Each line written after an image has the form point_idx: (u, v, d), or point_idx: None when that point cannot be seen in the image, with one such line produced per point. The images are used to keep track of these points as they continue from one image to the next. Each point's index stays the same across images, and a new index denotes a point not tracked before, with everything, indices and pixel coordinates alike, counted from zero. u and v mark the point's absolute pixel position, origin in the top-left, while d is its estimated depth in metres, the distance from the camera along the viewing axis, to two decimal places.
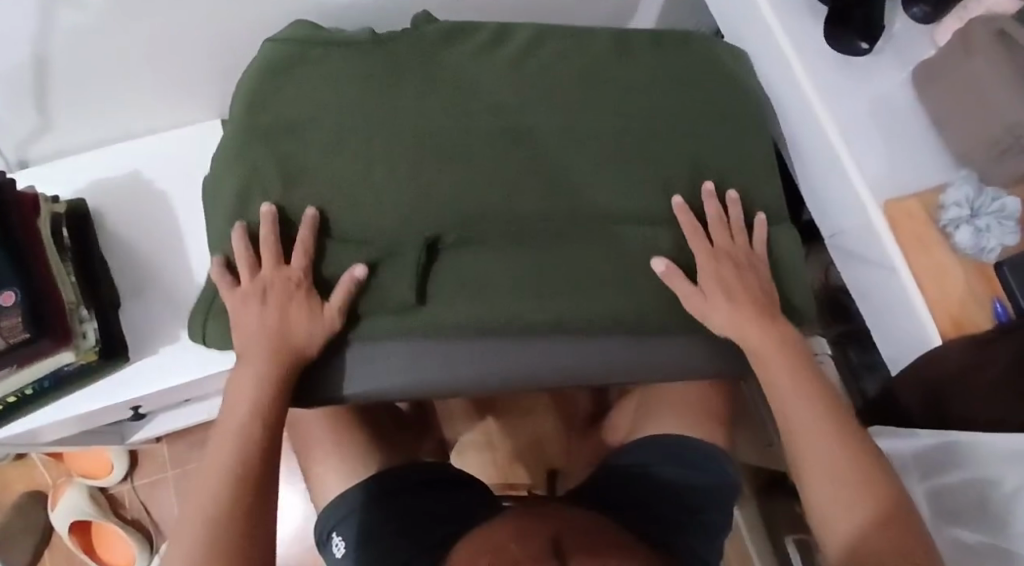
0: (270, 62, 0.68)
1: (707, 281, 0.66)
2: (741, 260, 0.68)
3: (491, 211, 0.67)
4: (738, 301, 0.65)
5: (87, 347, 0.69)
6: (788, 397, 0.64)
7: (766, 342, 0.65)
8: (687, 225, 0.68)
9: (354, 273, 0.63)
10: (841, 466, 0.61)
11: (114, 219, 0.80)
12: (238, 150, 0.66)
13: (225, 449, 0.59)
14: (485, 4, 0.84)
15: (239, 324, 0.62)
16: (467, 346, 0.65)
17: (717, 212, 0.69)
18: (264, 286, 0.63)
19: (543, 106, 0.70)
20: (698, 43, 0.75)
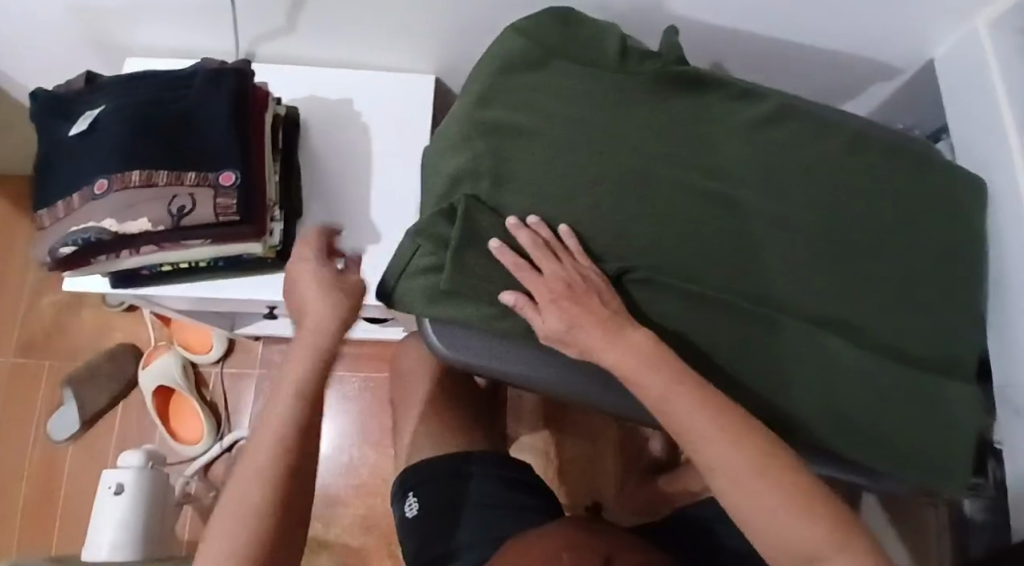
0: (516, 61, 0.71)
1: (554, 309, 0.60)
2: (574, 280, 0.61)
3: (683, 255, 0.66)
4: (580, 323, 0.59)
5: (272, 244, 0.72)
6: (712, 433, 0.55)
7: (660, 382, 0.56)
8: (508, 261, 0.62)
9: (364, 279, 0.65)
10: (769, 506, 0.53)
11: (317, 133, 0.84)
12: (459, 134, 0.69)
13: (299, 364, 0.60)
14: (727, 40, 0.84)
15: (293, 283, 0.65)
16: (616, 388, 0.66)
17: (534, 235, 0.63)
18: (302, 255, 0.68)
19: (762, 163, 0.70)
20: (930, 152, 0.73)
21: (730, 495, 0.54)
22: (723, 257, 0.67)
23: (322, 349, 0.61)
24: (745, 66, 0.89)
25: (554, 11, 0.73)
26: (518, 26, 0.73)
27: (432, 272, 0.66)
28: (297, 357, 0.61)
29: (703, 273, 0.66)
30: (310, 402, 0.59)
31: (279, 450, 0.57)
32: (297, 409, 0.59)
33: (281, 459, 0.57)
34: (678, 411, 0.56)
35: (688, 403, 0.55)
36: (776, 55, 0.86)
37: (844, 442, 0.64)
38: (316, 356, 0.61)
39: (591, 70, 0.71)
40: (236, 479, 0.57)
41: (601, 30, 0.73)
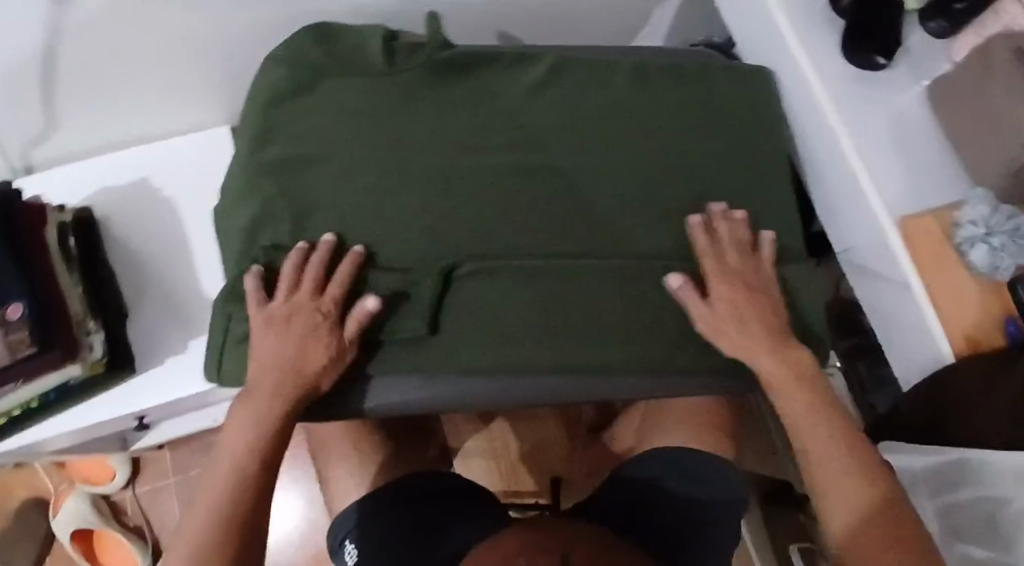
0: (278, 88, 0.66)
1: (721, 298, 0.63)
2: (750, 277, 0.64)
3: (506, 236, 0.64)
4: (761, 317, 0.63)
5: (94, 359, 0.68)
6: (799, 411, 0.62)
7: (781, 369, 0.62)
8: (704, 248, 0.64)
9: (366, 305, 0.59)
10: (843, 484, 0.58)
11: (120, 227, 0.79)
12: (244, 183, 0.64)
13: (247, 418, 0.58)
14: (498, 16, 0.83)
15: (259, 347, 0.59)
16: (488, 386, 0.63)
17: (734, 229, 0.66)
18: (292, 311, 0.59)
19: (558, 117, 0.68)
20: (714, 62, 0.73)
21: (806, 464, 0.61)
22: (548, 221, 0.65)
23: (271, 407, 0.58)
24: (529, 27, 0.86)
25: (307, 30, 0.67)
26: (275, 55, 0.67)
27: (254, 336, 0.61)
28: (249, 408, 0.59)
29: (530, 242, 0.65)
30: (255, 460, 0.58)
31: (216, 508, 0.56)
32: (242, 469, 0.57)
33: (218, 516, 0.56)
34: (785, 398, 0.62)
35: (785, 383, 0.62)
36: (555, 11, 0.84)
37: (713, 359, 0.66)
38: (268, 415, 0.58)
39: (362, 79, 0.66)
40: (179, 529, 0.57)
41: (362, 37, 0.68)
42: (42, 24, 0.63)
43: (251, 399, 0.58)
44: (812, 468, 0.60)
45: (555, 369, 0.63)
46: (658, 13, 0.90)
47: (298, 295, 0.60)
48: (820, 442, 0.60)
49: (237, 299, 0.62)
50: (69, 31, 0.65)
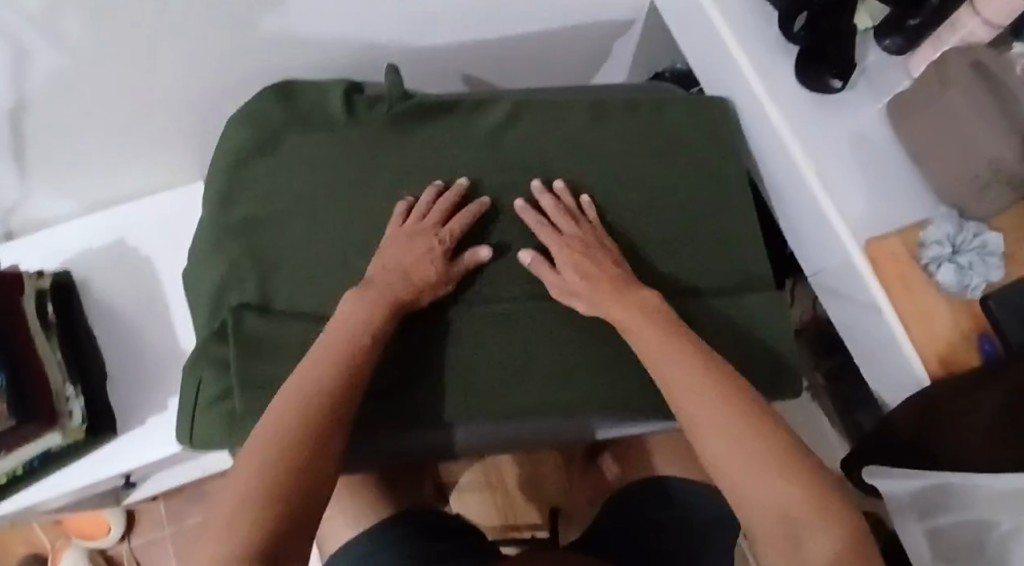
0: (243, 149, 0.68)
1: (568, 264, 0.62)
2: (591, 241, 0.64)
3: (472, 283, 0.65)
4: (599, 277, 0.62)
5: (74, 426, 0.69)
6: (676, 385, 0.55)
7: (654, 336, 0.58)
8: (554, 218, 0.65)
9: (479, 253, 0.64)
10: (766, 482, 0.51)
11: (100, 288, 0.80)
12: (213, 244, 0.66)
13: (341, 329, 0.56)
14: (459, 56, 0.84)
15: (387, 252, 0.62)
16: (492, 425, 0.65)
17: (558, 202, 0.66)
18: (416, 232, 0.63)
19: (520, 159, 0.69)
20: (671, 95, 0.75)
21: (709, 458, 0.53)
22: (513, 266, 0.66)
23: (361, 314, 0.57)
24: (493, 68, 0.89)
25: (268, 91, 0.69)
26: (237, 118, 0.69)
27: (225, 397, 0.61)
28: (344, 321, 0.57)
29: (497, 288, 0.66)
30: (344, 364, 0.54)
31: (290, 423, 0.50)
32: (321, 379, 0.53)
33: (287, 442, 0.49)
34: (664, 373, 0.56)
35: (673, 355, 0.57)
36: (517, 51, 0.86)
37: None
38: (371, 320, 0.57)
39: (322, 133, 0.68)
40: (236, 470, 0.50)
41: (321, 93, 0.70)
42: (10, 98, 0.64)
43: (350, 312, 0.57)
44: (724, 469, 0.52)
45: (531, 411, 0.64)
46: (620, 43, 0.91)
47: (418, 219, 0.63)
48: (712, 428, 0.53)
49: (207, 360, 0.62)
50: (39, 103, 0.66)
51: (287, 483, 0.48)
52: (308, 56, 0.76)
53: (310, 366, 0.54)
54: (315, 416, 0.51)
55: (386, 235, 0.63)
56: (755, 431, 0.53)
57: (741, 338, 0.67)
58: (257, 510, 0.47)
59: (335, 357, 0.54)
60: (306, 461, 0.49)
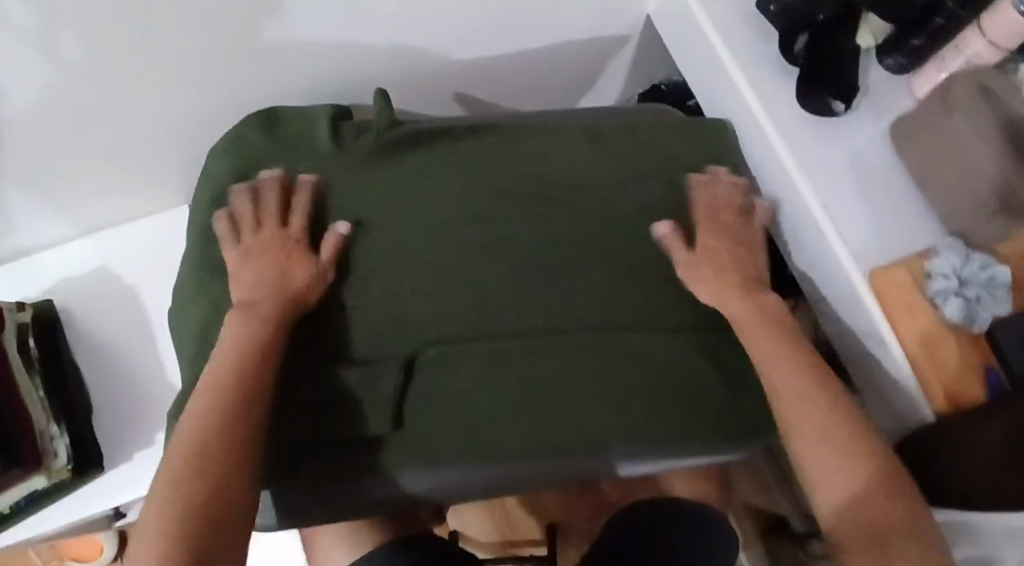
0: (227, 181, 0.66)
1: (704, 243, 0.66)
2: (739, 227, 0.68)
3: (465, 319, 0.63)
4: (715, 248, 0.66)
5: (59, 465, 0.68)
6: (768, 358, 0.60)
7: (747, 312, 0.63)
8: (702, 201, 0.69)
9: (338, 230, 0.63)
10: (836, 452, 0.55)
11: (85, 319, 0.78)
12: (196, 282, 0.64)
13: (223, 356, 0.55)
14: (448, 75, 0.82)
15: (239, 273, 0.60)
16: (478, 471, 0.60)
17: (722, 192, 0.69)
18: (263, 241, 0.61)
19: (514, 189, 0.67)
20: (666, 120, 0.73)
21: (787, 424, 0.58)
22: (510, 299, 0.64)
23: (242, 333, 0.56)
24: (489, 88, 0.88)
25: (252, 119, 0.68)
26: (223, 145, 0.68)
27: None
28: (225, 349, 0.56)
29: (492, 321, 0.63)
30: (226, 391, 0.53)
31: (196, 458, 0.50)
32: (213, 409, 0.52)
33: (196, 475, 0.49)
34: (753, 344, 0.61)
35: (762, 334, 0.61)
36: (511, 70, 0.86)
37: (694, 435, 0.63)
38: (251, 340, 0.55)
39: (307, 163, 0.66)
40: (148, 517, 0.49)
41: (308, 122, 0.68)
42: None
43: (228, 338, 0.56)
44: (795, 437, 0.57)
45: (525, 452, 0.60)
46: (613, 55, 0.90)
47: (273, 222, 0.62)
48: (795, 397, 0.58)
49: (189, 406, 0.60)
50: (14, 135, 0.64)
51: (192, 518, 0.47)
52: (296, 82, 0.74)
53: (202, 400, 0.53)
54: (220, 447, 0.51)
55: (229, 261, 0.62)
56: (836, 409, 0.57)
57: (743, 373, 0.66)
58: (174, 518, 0.47)
59: (221, 385, 0.53)
60: (224, 467, 0.50)
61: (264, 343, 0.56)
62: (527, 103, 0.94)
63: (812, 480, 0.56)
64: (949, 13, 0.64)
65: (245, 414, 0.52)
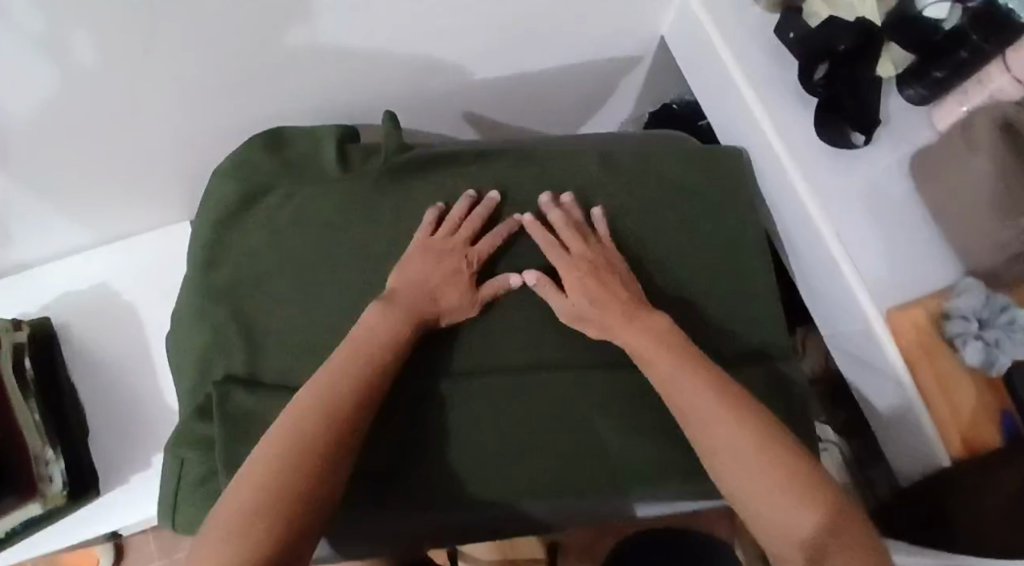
0: (228, 203, 0.64)
1: (573, 280, 0.61)
2: (601, 263, 0.63)
3: (478, 356, 0.63)
4: (602, 288, 0.61)
5: (54, 491, 0.67)
6: (680, 394, 0.55)
7: (647, 344, 0.58)
8: (544, 242, 0.63)
9: (508, 281, 0.63)
10: (777, 490, 0.50)
11: (84, 337, 0.77)
12: (197, 308, 0.63)
13: (354, 350, 0.54)
14: (461, 93, 0.81)
15: (408, 269, 0.60)
16: (515, 510, 0.61)
17: (569, 215, 0.64)
18: (452, 249, 0.61)
19: (527, 219, 0.67)
20: (680, 146, 0.72)
21: (717, 462, 0.53)
22: (521, 335, 0.64)
23: (382, 336, 0.56)
24: (497, 108, 0.87)
25: (258, 138, 0.66)
26: (226, 167, 0.66)
27: (208, 479, 0.58)
28: (349, 344, 0.55)
29: (505, 356, 0.63)
30: (353, 391, 0.52)
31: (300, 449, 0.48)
32: (334, 402, 0.51)
33: (304, 466, 0.48)
34: (663, 378, 0.56)
35: (675, 363, 0.56)
36: (521, 90, 0.84)
37: (700, 480, 0.63)
38: (380, 344, 0.55)
39: (313, 186, 0.64)
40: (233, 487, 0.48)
41: (313, 142, 0.67)
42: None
43: (359, 333, 0.56)
44: (726, 476, 0.52)
45: (542, 492, 0.61)
46: (627, 74, 0.88)
47: (467, 241, 0.62)
48: (717, 429, 0.53)
49: (188, 439, 0.59)
50: (13, 151, 0.63)
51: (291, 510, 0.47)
52: (306, 100, 0.72)
53: (318, 388, 0.52)
54: (331, 444, 0.50)
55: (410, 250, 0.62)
56: (766, 438, 0.52)
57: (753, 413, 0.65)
58: (285, 502, 0.47)
59: (349, 381, 0.53)
60: (329, 466, 0.49)
61: (392, 350, 0.56)
62: (535, 123, 0.93)
63: (756, 516, 0.50)
64: (974, 47, 0.63)
65: (360, 418, 0.52)
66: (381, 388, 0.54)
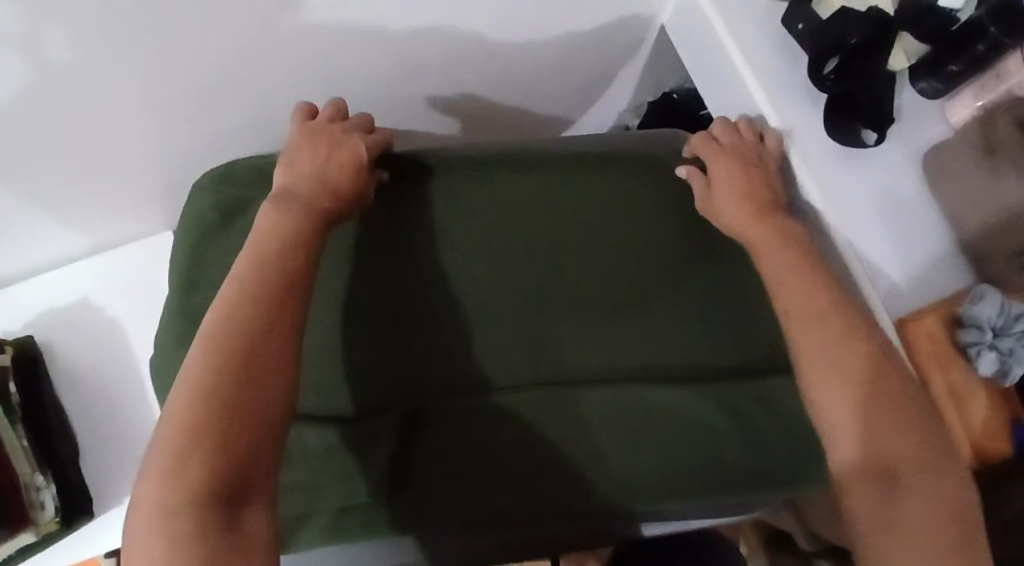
0: (208, 219, 0.62)
1: (719, 169, 0.66)
2: (753, 156, 0.67)
3: (474, 377, 0.61)
4: (740, 170, 0.66)
5: (47, 518, 0.67)
6: (793, 302, 0.59)
7: (769, 238, 0.62)
8: (709, 149, 0.68)
9: (382, 175, 0.62)
10: (864, 407, 0.55)
11: (70, 353, 0.75)
12: (179, 335, 0.60)
13: (264, 243, 0.52)
14: (454, 87, 0.78)
15: (294, 155, 0.58)
16: (505, 525, 0.57)
17: (727, 129, 0.69)
18: (332, 131, 0.60)
19: (522, 230, 0.65)
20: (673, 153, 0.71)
21: (807, 369, 0.58)
22: (517, 348, 0.63)
23: (292, 226, 0.53)
24: (490, 100, 0.84)
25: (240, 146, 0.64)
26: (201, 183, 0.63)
27: None
28: (259, 241, 0.53)
29: (502, 374, 0.62)
30: (268, 288, 0.50)
31: (227, 355, 0.47)
32: (250, 301, 0.49)
33: (227, 372, 0.46)
34: (779, 284, 0.61)
35: (796, 286, 0.60)
36: (515, 78, 0.81)
37: (711, 498, 0.60)
38: (289, 237, 0.53)
39: None
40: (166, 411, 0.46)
41: None
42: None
43: (266, 227, 0.53)
44: (816, 393, 0.57)
45: (541, 514, 0.57)
46: (626, 61, 0.86)
47: (352, 131, 0.61)
48: (816, 340, 0.58)
49: None
50: None
51: (232, 419, 0.45)
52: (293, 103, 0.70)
53: (233, 292, 0.49)
54: (255, 347, 0.48)
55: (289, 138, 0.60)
56: (865, 352, 0.56)
57: (762, 431, 0.62)
58: (233, 415, 0.45)
59: (260, 277, 0.50)
60: (255, 371, 0.47)
61: (303, 241, 0.53)
62: (529, 111, 0.89)
63: (830, 425, 0.56)
64: (993, 40, 0.60)
65: (285, 315, 0.50)
66: (302, 280, 0.52)
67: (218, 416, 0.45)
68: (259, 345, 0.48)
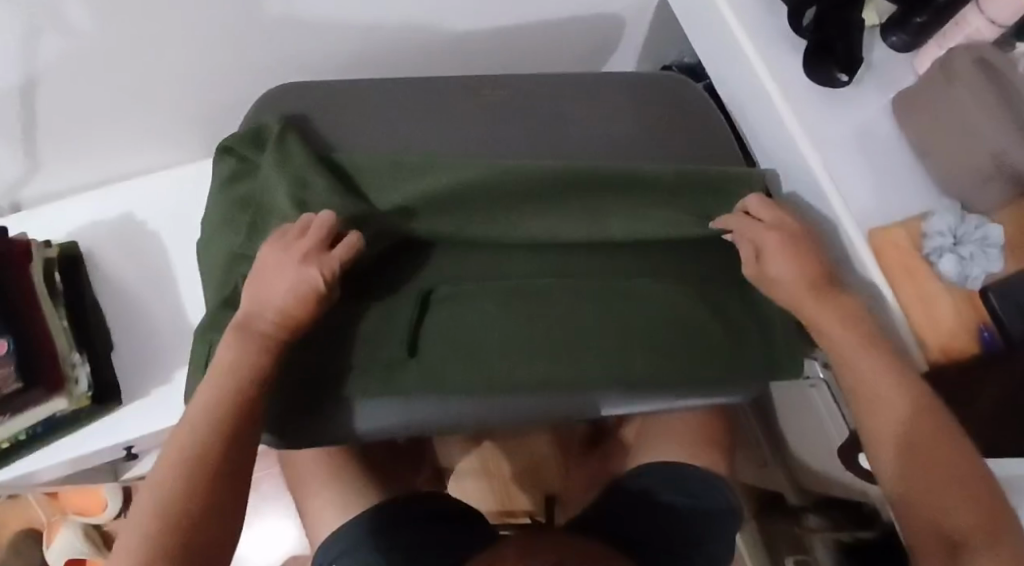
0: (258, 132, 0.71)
1: (769, 243, 0.68)
2: (796, 231, 0.69)
3: (486, 271, 0.69)
4: (787, 259, 0.68)
5: (80, 392, 0.72)
6: (842, 348, 0.66)
7: (810, 298, 0.67)
8: (744, 226, 0.70)
9: (352, 240, 0.63)
10: (908, 449, 0.63)
11: (106, 258, 0.81)
12: (224, 216, 0.71)
13: (228, 368, 0.60)
14: (472, 36, 0.87)
15: (264, 279, 0.62)
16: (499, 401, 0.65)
17: (764, 211, 0.70)
18: (301, 252, 0.62)
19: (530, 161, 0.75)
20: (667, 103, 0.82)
21: (859, 404, 0.66)
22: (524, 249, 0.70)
23: (249, 358, 0.60)
24: (505, 56, 0.93)
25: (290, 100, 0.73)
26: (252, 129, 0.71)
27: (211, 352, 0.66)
28: (225, 366, 0.60)
29: (510, 270, 0.69)
30: (221, 413, 0.59)
31: (181, 475, 0.58)
32: (209, 424, 0.59)
33: (180, 490, 0.57)
34: (827, 329, 0.67)
35: (843, 345, 0.66)
36: (527, 38, 0.91)
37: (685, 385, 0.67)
38: (244, 370, 0.60)
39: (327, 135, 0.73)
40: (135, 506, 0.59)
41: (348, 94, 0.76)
42: (19, 67, 0.65)
43: (226, 355, 0.60)
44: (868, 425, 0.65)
45: (535, 383, 0.64)
46: (630, 28, 0.95)
47: (313, 249, 0.62)
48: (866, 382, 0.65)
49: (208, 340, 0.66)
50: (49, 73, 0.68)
51: (178, 527, 0.57)
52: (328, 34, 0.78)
53: (199, 411, 0.59)
54: (208, 467, 0.58)
55: (265, 258, 0.63)
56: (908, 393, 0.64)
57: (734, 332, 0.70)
58: (178, 527, 0.57)
59: (219, 404, 0.59)
60: (204, 487, 0.58)
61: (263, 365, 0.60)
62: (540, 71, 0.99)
63: (881, 454, 0.65)
64: None
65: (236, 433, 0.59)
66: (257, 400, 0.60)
67: (169, 525, 0.56)
68: (206, 464, 0.58)
